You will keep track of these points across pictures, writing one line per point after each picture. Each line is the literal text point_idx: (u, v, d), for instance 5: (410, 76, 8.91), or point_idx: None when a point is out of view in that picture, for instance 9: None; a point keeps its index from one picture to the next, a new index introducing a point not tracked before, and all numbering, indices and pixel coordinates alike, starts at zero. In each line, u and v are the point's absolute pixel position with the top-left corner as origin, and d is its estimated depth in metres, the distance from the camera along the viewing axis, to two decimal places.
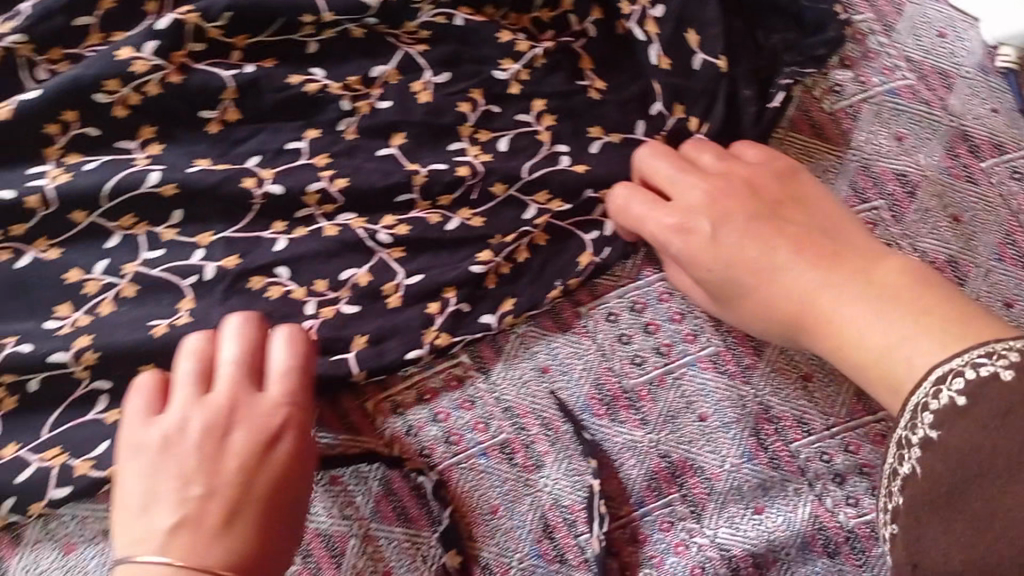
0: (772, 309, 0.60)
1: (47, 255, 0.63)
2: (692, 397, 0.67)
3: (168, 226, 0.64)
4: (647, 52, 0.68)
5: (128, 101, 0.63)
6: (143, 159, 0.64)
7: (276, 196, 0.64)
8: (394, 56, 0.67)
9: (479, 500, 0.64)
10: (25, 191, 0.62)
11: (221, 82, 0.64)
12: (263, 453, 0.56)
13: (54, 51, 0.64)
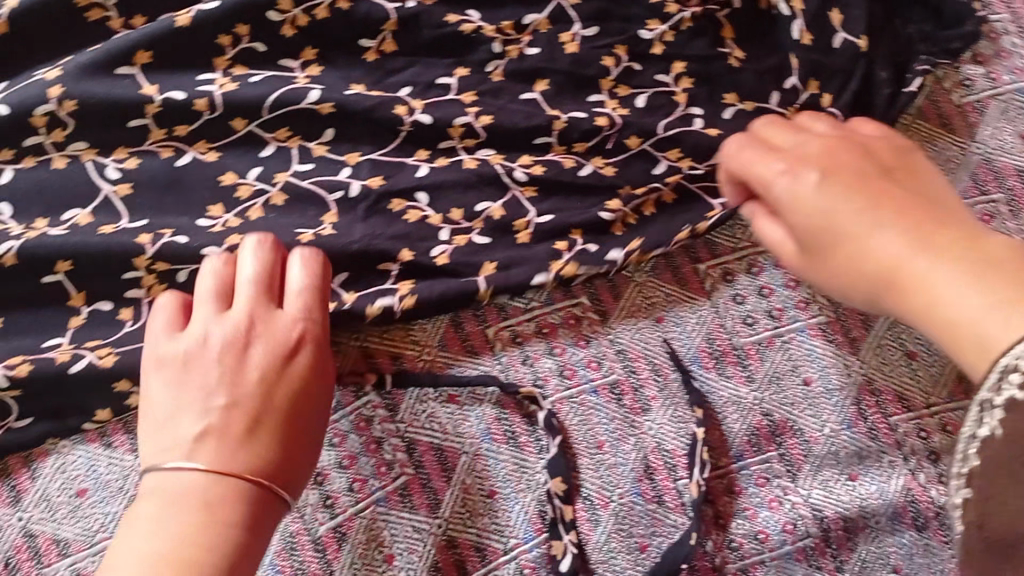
0: (850, 273, 0.52)
1: (206, 157, 0.67)
2: (798, 362, 0.69)
3: (320, 142, 0.68)
4: (789, 27, 0.71)
5: (297, 22, 0.67)
6: (304, 78, 0.67)
7: (424, 125, 0.68)
8: (547, 6, 0.70)
9: (586, 434, 0.67)
10: (196, 95, 0.65)
11: (385, 13, 0.68)
12: (291, 373, 0.57)
13: None
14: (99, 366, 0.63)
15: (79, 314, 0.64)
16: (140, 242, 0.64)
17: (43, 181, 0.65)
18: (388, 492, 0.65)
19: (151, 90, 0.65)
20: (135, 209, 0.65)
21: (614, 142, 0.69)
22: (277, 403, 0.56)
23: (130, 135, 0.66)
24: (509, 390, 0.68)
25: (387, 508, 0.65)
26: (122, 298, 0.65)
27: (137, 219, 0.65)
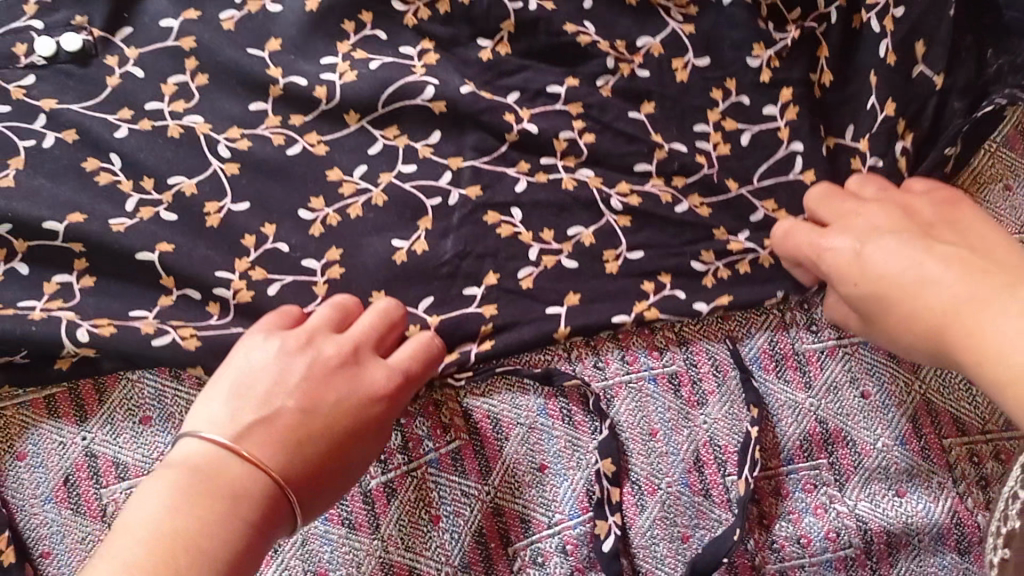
0: (907, 328, 0.56)
1: (315, 149, 0.69)
2: (859, 375, 0.70)
3: (426, 144, 0.70)
4: (877, 46, 0.71)
5: (419, 14, 0.71)
6: (420, 68, 0.70)
7: (531, 135, 0.70)
8: (662, 31, 0.73)
9: (641, 420, 0.68)
10: (316, 81, 0.69)
11: (505, 13, 0.71)
12: (359, 415, 0.58)
13: None
14: (181, 347, 0.64)
15: (169, 294, 0.65)
16: (244, 245, 0.67)
17: (155, 145, 0.67)
18: (440, 454, 0.67)
19: (275, 72, 0.69)
20: (238, 190, 0.68)
21: (715, 181, 0.71)
22: (321, 440, 0.56)
23: (248, 117, 0.69)
24: (570, 369, 0.69)
25: (438, 470, 0.66)
26: (210, 292, 0.66)
27: (239, 201, 0.67)
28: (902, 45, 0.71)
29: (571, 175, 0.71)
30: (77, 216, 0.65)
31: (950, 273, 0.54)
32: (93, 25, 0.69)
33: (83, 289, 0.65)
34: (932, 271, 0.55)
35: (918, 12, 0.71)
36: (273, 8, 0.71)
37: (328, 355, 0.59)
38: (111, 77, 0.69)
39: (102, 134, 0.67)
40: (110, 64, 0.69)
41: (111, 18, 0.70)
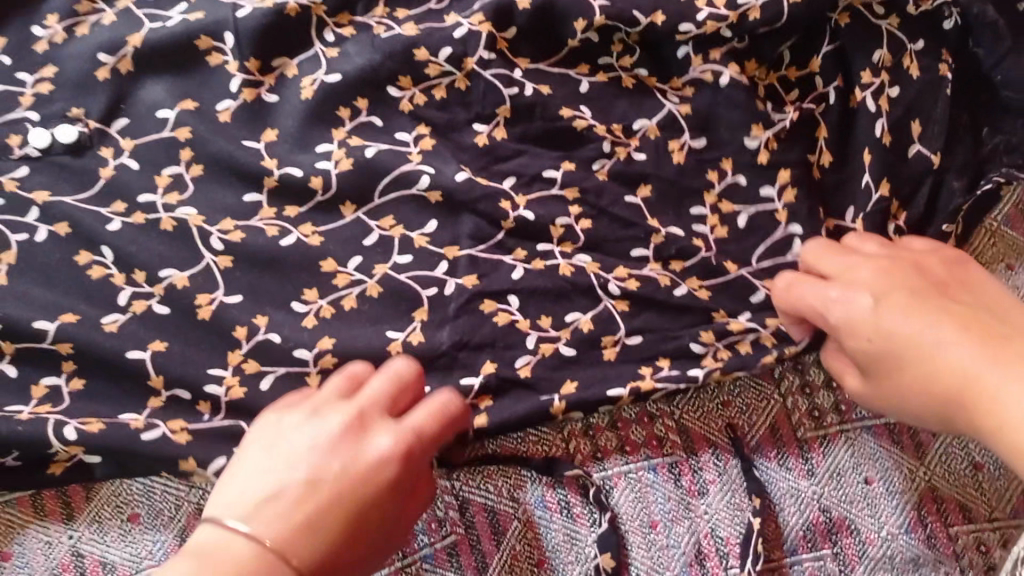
0: (919, 394, 0.57)
1: (310, 240, 0.69)
2: (862, 461, 0.68)
3: (422, 234, 0.70)
4: (873, 125, 0.71)
5: (415, 100, 0.71)
6: (417, 155, 0.70)
7: (527, 221, 0.70)
8: (658, 114, 0.72)
9: (640, 513, 0.67)
10: (312, 171, 0.69)
11: (500, 99, 0.71)
12: (381, 491, 0.56)
13: (342, 16, 0.72)
14: (173, 441, 0.65)
15: (158, 395, 0.66)
16: (236, 337, 0.67)
17: (147, 237, 0.68)
18: (436, 549, 0.66)
19: (271, 163, 0.70)
20: (233, 282, 0.68)
21: (713, 264, 0.70)
22: (333, 523, 0.53)
23: (242, 208, 0.69)
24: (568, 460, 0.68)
25: (434, 565, 0.66)
26: (200, 392, 0.66)
27: (232, 294, 0.68)
28: (898, 128, 0.72)
29: (568, 261, 0.70)
30: (69, 315, 0.66)
31: (969, 352, 0.54)
32: (89, 117, 0.70)
33: (72, 392, 0.66)
34: (948, 343, 0.55)
35: (912, 95, 0.72)
36: (270, 97, 0.71)
37: (344, 430, 0.57)
38: (105, 168, 0.69)
39: (95, 227, 0.67)
40: (105, 154, 0.69)
41: (107, 111, 0.70)
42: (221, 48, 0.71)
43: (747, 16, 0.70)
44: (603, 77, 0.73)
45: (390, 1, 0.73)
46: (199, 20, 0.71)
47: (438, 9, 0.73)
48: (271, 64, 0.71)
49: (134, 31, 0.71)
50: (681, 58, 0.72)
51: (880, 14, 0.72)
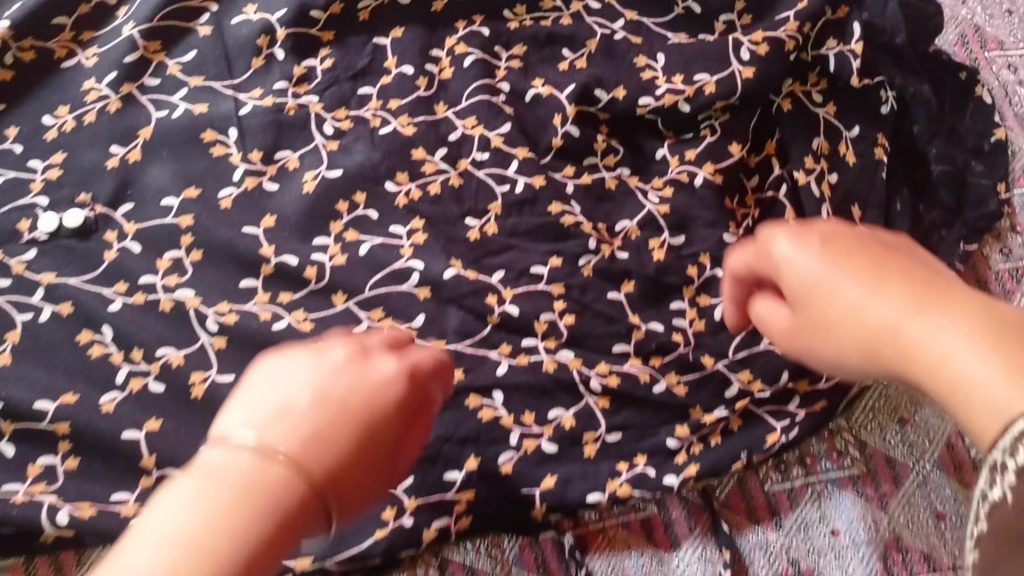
0: (855, 355, 0.45)
1: (302, 326, 0.72)
2: (829, 514, 0.71)
3: (410, 328, 0.72)
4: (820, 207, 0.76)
5: (411, 194, 0.77)
6: (409, 248, 0.75)
7: (512, 316, 0.73)
8: (639, 214, 0.77)
9: (615, 567, 0.70)
10: (308, 261, 0.74)
11: (493, 195, 0.77)
12: (381, 417, 0.45)
13: (340, 111, 0.80)
14: None
15: (149, 474, 0.67)
16: None
17: (147, 317, 0.71)
18: None
19: (269, 250, 0.74)
20: (224, 361, 0.70)
21: (690, 359, 0.73)
22: (344, 439, 0.42)
23: (239, 294, 0.73)
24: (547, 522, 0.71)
25: None
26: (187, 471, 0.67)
27: (224, 372, 0.70)
28: (840, 210, 0.76)
29: (553, 356, 0.72)
30: (69, 396, 0.68)
31: (900, 307, 0.41)
32: (97, 201, 0.75)
33: (66, 471, 0.66)
34: (871, 298, 0.43)
35: (848, 181, 0.77)
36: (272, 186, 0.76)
37: (341, 342, 0.47)
38: (109, 253, 0.73)
39: (97, 308, 0.71)
40: (110, 239, 0.74)
41: (115, 196, 0.75)
42: (225, 139, 0.78)
43: (703, 90, 0.78)
44: (589, 176, 0.79)
45: (381, 93, 0.80)
46: (204, 112, 0.79)
47: (426, 95, 0.80)
48: (272, 156, 0.77)
49: (144, 122, 0.78)
50: (659, 158, 0.80)
51: (818, 102, 0.80)
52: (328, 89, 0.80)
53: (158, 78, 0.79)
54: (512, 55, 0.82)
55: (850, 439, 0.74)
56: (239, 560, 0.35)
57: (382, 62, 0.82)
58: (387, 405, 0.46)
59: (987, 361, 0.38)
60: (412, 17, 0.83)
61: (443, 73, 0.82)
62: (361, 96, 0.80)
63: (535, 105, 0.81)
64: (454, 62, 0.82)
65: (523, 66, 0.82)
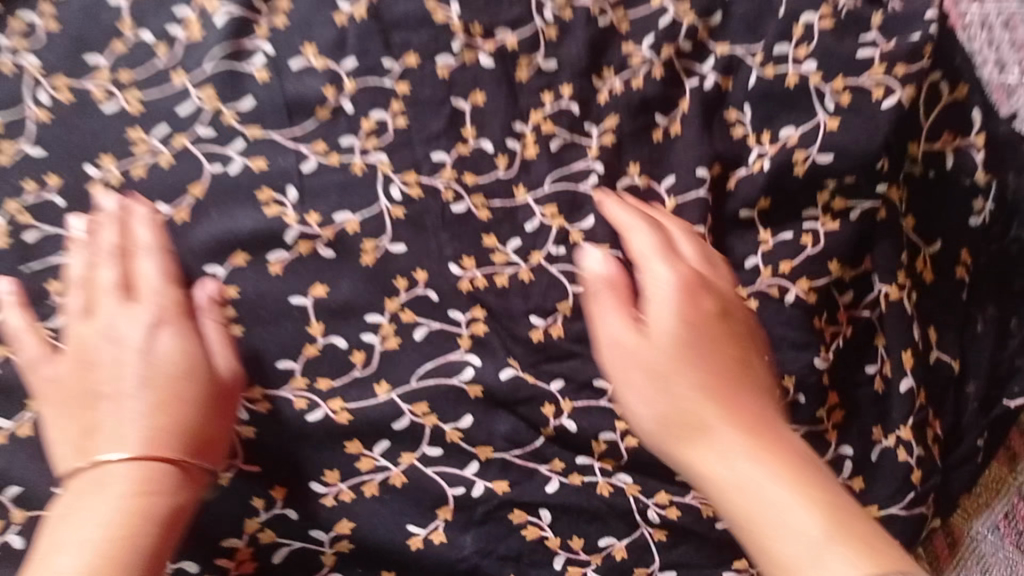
0: (627, 365, 0.61)
1: (338, 417, 0.68)
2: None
3: (455, 426, 0.69)
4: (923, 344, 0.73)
5: (477, 282, 0.72)
6: (467, 339, 0.70)
7: (569, 431, 0.69)
8: None
9: None
10: (357, 343, 0.70)
11: (564, 294, 0.72)
12: (164, 526, 0.59)
13: (409, 175, 0.73)
14: None
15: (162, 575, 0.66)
16: (254, 507, 0.68)
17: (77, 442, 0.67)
18: None
19: (316, 328, 0.69)
20: (252, 455, 0.68)
21: None
22: None
23: (274, 377, 0.68)
24: None
25: None
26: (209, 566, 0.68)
27: (251, 464, 0.68)
28: (948, 338, 0.73)
29: (608, 479, 0.69)
30: None
31: (641, 228, 0.68)
32: None
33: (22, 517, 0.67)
34: (731, 450, 0.57)
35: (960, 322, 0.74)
36: (325, 253, 0.71)
37: (141, 444, 0.60)
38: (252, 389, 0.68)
39: None
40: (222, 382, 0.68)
41: None
42: (282, 199, 0.71)
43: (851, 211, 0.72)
44: None
45: (457, 163, 0.74)
46: (263, 168, 0.72)
47: (507, 177, 0.74)
48: (328, 219, 0.71)
49: (193, 174, 0.71)
50: (749, 266, 0.72)
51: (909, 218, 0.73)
52: (398, 150, 0.74)
53: (213, 128, 0.72)
54: (603, 131, 0.75)
55: None
56: None
57: (459, 128, 0.74)
58: (173, 507, 0.60)
59: (804, 511, 0.54)
60: (495, 81, 0.75)
61: (526, 150, 0.75)
62: (433, 162, 0.74)
63: (629, 194, 0.74)
64: (541, 140, 0.75)
65: (617, 146, 0.75)
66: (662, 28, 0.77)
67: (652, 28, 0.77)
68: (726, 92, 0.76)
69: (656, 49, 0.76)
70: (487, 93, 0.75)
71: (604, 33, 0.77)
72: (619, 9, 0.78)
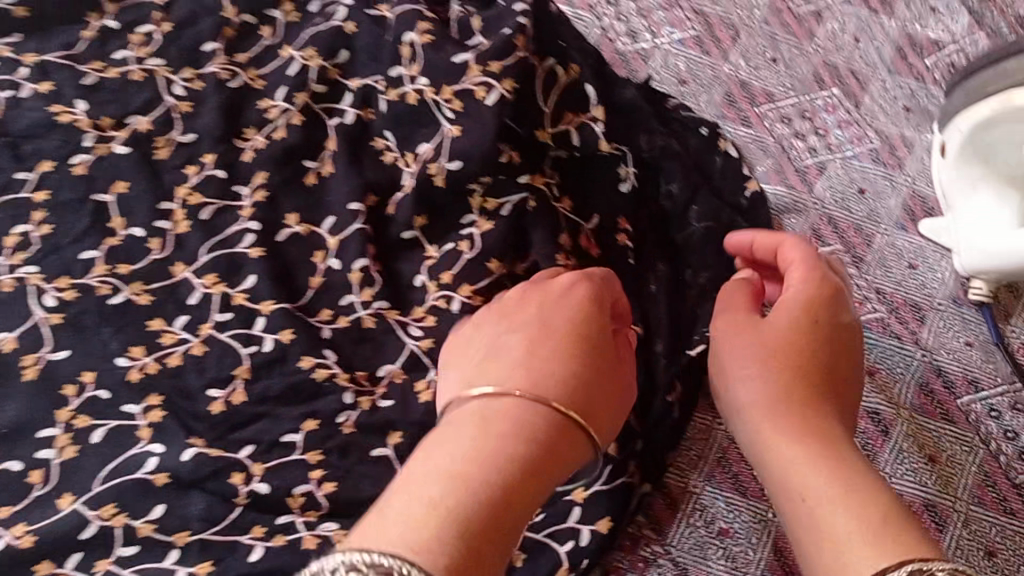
0: (756, 392, 0.60)
1: (20, 542, 0.65)
2: (712, 514, 0.69)
3: (146, 520, 0.66)
4: None
5: (147, 368, 0.70)
6: (145, 428, 0.68)
7: (262, 494, 0.67)
8: (400, 355, 0.71)
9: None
10: (32, 462, 0.67)
11: (239, 359, 0.70)
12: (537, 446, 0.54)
13: (60, 279, 0.71)
14: None
15: None
16: None
17: None
18: None
19: None
20: None
21: None
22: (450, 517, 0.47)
23: None
24: None
25: None
26: None
27: None
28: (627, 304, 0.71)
29: (312, 531, 0.67)
30: None
31: (787, 234, 0.67)
32: None
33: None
34: (787, 444, 0.56)
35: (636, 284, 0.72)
36: None
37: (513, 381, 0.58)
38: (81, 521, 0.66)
39: None
40: None
41: None
42: None
43: (499, 208, 0.72)
44: (345, 320, 0.71)
45: (109, 257, 0.72)
46: None
47: (162, 257, 0.72)
48: None
49: None
50: (418, 286, 0.72)
51: (557, 195, 0.73)
52: (44, 258, 0.71)
53: None
54: (253, 190, 0.74)
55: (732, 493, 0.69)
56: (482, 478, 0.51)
57: (105, 222, 0.73)
58: (544, 440, 0.55)
59: (828, 482, 0.52)
60: (133, 167, 0.74)
61: (178, 228, 0.73)
62: (83, 261, 0.72)
63: (290, 243, 0.73)
64: (189, 213, 0.73)
65: (270, 200, 0.73)
66: (292, 77, 0.76)
67: (283, 79, 0.76)
68: (369, 123, 0.75)
69: (290, 98, 0.75)
70: (129, 181, 0.73)
71: (237, 93, 0.76)
72: (250, 69, 0.77)
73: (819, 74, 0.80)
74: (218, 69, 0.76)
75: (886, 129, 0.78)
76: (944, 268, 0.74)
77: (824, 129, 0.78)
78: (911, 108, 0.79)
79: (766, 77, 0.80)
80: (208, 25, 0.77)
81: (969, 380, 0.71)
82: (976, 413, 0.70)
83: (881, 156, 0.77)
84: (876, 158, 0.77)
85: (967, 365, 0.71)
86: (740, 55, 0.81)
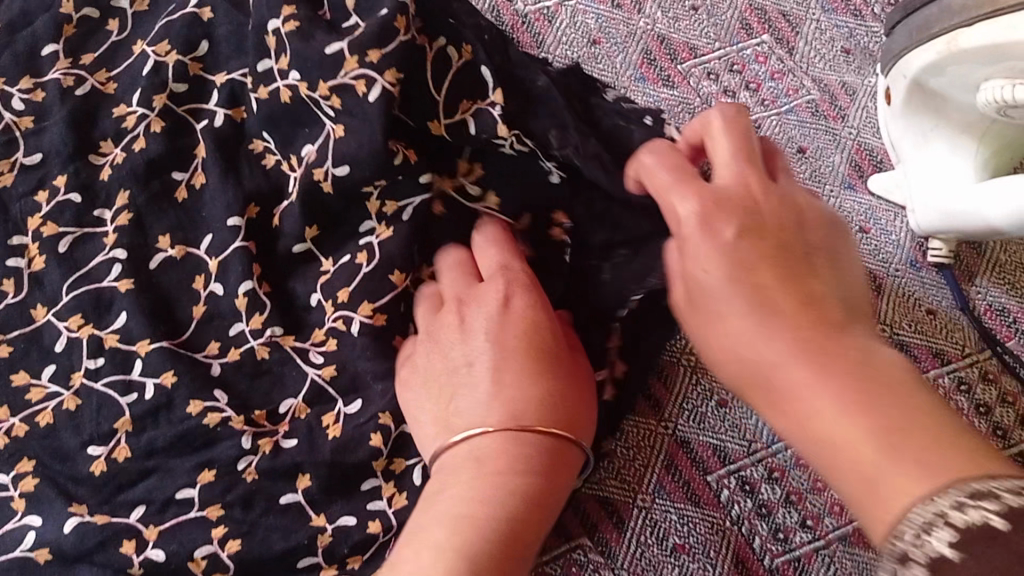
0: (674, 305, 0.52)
1: None
2: (664, 529, 0.62)
3: None
4: None
5: (15, 430, 0.61)
6: (19, 500, 0.60)
7: (158, 562, 0.59)
8: (303, 389, 0.62)
9: None
10: None
11: (118, 410, 0.61)
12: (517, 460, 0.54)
13: None
14: None
15: None
16: None
17: None
18: None
19: None
20: None
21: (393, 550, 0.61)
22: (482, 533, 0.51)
23: None
24: None
25: None
26: None
27: None
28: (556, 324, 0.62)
29: None
30: None
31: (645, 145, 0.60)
32: None
33: None
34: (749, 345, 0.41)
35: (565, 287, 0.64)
36: None
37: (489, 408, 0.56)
38: None
39: None
40: None
41: None
42: None
43: (404, 218, 0.62)
44: (236, 352, 0.62)
45: None
46: None
47: (18, 301, 0.63)
48: None
49: None
50: (314, 305, 0.63)
51: (474, 194, 0.63)
52: None
53: None
54: (117, 212, 0.64)
55: (692, 504, 0.62)
56: (485, 534, 0.51)
57: None
58: (519, 455, 0.54)
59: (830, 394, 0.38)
60: None
61: (34, 265, 0.64)
62: None
63: (164, 270, 0.64)
64: (45, 247, 0.64)
65: (136, 222, 0.64)
66: (147, 78, 0.66)
67: (138, 81, 0.66)
68: (242, 125, 0.65)
69: (147, 103, 0.66)
70: None
71: (86, 100, 0.67)
72: (99, 71, 0.68)
73: (745, 22, 0.71)
74: (60, 74, 0.67)
75: (824, 76, 0.70)
76: (897, 229, 0.67)
77: (756, 82, 0.70)
78: (851, 49, 0.70)
79: (688, 29, 0.71)
80: (46, 27, 0.69)
81: (934, 354, 0.64)
82: (944, 388, 0.63)
83: (821, 108, 0.69)
84: (814, 111, 0.69)
85: (931, 336, 0.65)
86: (656, 6, 0.72)
